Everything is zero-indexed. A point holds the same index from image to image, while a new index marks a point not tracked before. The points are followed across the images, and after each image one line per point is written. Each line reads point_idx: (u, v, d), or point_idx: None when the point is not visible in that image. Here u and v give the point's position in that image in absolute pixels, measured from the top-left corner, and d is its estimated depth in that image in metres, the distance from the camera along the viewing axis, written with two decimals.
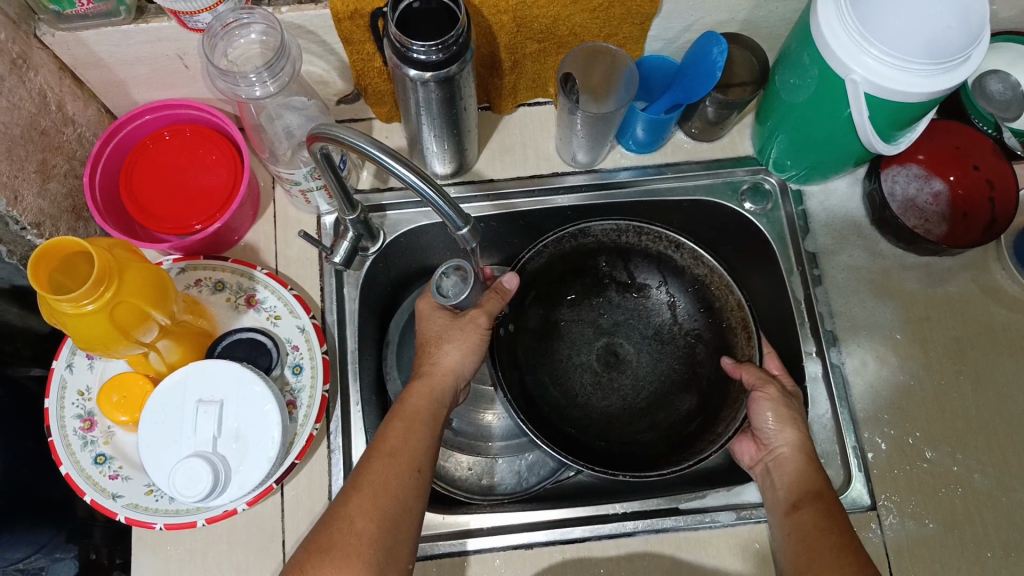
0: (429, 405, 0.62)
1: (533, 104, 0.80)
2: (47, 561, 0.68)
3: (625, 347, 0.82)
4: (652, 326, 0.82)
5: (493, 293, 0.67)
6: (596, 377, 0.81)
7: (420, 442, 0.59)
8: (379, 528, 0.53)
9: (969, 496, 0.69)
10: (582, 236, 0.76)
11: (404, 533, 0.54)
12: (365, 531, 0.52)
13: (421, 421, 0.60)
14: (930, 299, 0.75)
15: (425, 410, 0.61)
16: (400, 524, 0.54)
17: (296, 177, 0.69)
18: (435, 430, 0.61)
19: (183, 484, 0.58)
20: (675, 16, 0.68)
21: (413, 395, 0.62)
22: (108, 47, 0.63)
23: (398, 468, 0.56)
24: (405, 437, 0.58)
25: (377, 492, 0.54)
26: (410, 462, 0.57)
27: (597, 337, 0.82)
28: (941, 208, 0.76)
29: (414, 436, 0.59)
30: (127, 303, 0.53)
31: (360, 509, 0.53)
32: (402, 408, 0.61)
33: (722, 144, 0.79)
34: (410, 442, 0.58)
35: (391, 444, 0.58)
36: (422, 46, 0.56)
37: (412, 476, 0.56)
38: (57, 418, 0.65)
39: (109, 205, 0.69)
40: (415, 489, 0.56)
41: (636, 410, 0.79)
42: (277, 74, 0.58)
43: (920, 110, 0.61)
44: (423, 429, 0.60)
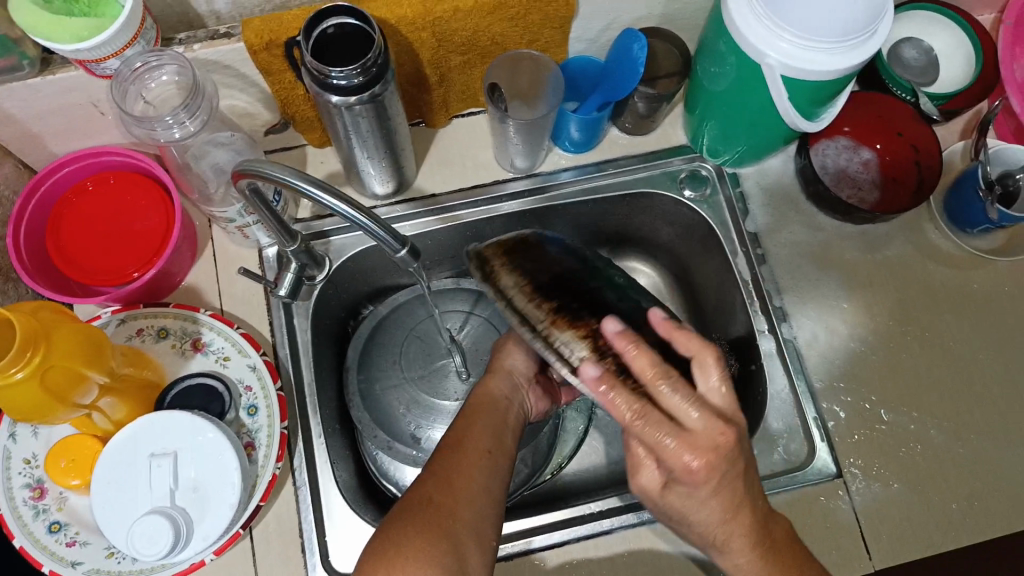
0: (493, 403, 0.64)
1: (465, 114, 0.80)
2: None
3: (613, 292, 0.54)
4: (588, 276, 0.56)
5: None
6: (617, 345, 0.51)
7: (488, 430, 0.61)
8: (459, 504, 0.53)
9: (927, 452, 0.70)
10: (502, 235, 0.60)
11: (481, 511, 0.54)
12: (442, 511, 0.52)
13: (487, 414, 0.63)
14: (871, 265, 0.77)
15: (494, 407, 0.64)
16: (481, 504, 0.54)
17: (230, 215, 0.67)
18: (501, 426, 0.62)
19: (143, 544, 0.57)
20: (593, 16, 0.69)
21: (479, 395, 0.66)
22: (17, 102, 0.61)
23: (471, 451, 0.58)
24: (474, 426, 0.61)
25: (455, 470, 0.56)
26: (482, 446, 0.59)
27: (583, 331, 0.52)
28: (871, 176, 0.78)
29: (484, 423, 0.61)
30: (59, 367, 0.51)
31: (439, 489, 0.54)
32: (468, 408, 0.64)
33: (656, 136, 0.80)
34: (478, 428, 0.61)
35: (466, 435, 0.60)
36: (342, 71, 0.55)
37: (485, 455, 0.58)
38: (4, 490, 0.62)
39: (39, 263, 0.66)
40: (489, 475, 0.57)
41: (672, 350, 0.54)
42: (196, 113, 0.56)
43: (835, 87, 0.62)
44: (488, 422, 0.62)
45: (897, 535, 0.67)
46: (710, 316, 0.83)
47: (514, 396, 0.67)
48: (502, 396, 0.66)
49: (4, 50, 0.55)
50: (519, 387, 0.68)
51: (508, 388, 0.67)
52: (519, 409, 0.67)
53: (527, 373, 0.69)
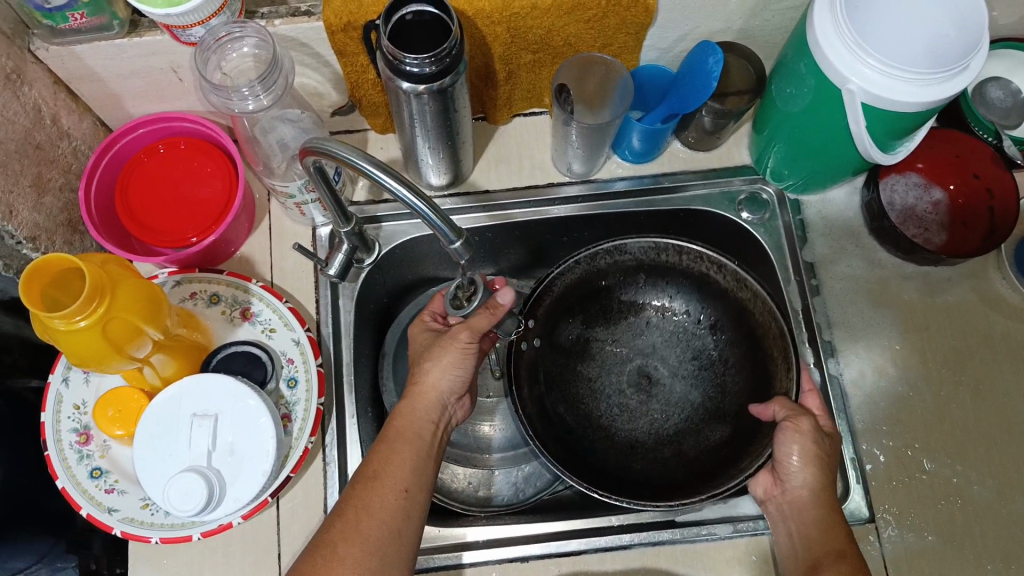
0: (417, 424, 0.61)
1: (528, 114, 0.79)
2: (49, 570, 0.68)
3: (659, 369, 0.79)
4: (690, 350, 0.78)
5: (484, 310, 0.62)
6: (625, 400, 0.78)
7: (407, 462, 0.58)
8: (351, 557, 0.53)
9: (968, 507, 0.68)
10: (617, 253, 0.75)
11: (393, 552, 0.54)
12: (352, 552, 0.53)
13: (409, 442, 0.60)
14: (929, 308, 0.75)
15: (415, 432, 0.61)
16: (385, 553, 0.54)
17: (291, 190, 0.69)
18: (420, 456, 0.60)
19: (178, 499, 0.58)
20: (670, 26, 0.68)
21: (401, 416, 0.62)
22: (102, 61, 0.63)
23: (384, 492, 0.56)
24: (393, 458, 0.58)
25: (361, 517, 0.55)
26: (398, 482, 0.57)
27: (632, 359, 0.79)
28: (940, 217, 0.75)
29: (401, 455, 0.59)
30: (120, 318, 0.53)
31: (343, 538, 0.54)
32: (390, 430, 0.61)
33: (719, 153, 0.79)
34: (396, 461, 0.58)
35: (382, 469, 0.57)
36: (416, 59, 0.55)
37: (399, 497, 0.56)
38: (53, 432, 0.65)
39: (105, 218, 0.69)
40: (407, 512, 0.56)
41: (663, 437, 0.75)
42: (271, 87, 0.57)
43: (916, 120, 0.60)
44: (411, 450, 0.59)
45: None
46: None
47: (442, 418, 0.64)
48: (430, 420, 0.62)
49: (97, 9, 0.57)
50: (447, 406, 0.64)
51: (435, 413, 0.63)
52: (444, 429, 0.64)
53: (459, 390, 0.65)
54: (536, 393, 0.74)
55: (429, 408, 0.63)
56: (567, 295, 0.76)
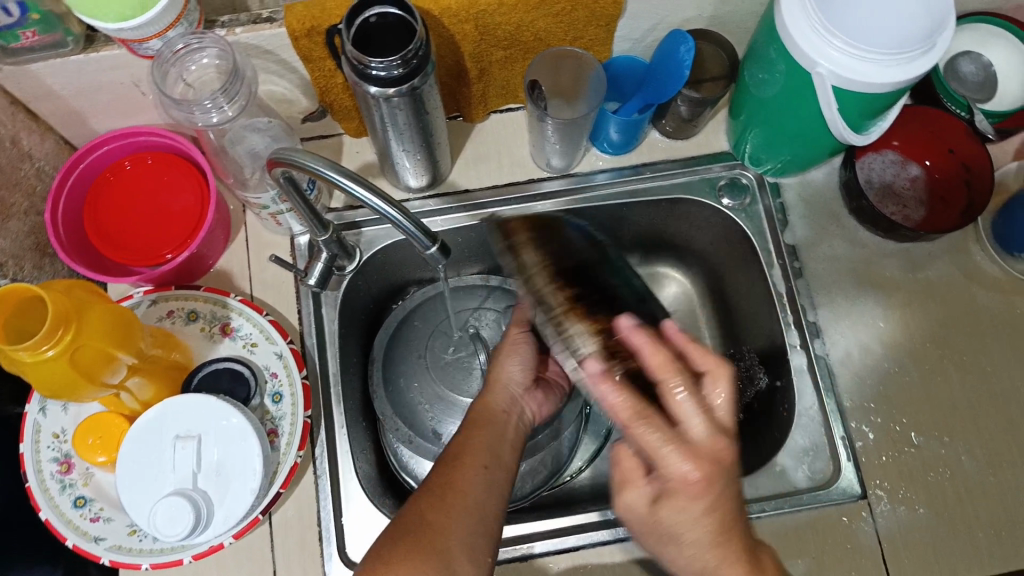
0: (495, 413, 0.62)
1: (503, 111, 0.78)
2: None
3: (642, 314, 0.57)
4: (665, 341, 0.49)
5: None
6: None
7: (487, 444, 0.59)
8: (451, 528, 0.52)
9: (959, 479, 0.68)
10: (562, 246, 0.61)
11: (480, 527, 0.53)
12: (435, 523, 0.52)
13: (485, 428, 0.61)
14: (912, 284, 0.75)
15: (496, 421, 0.62)
16: (474, 524, 0.53)
17: (264, 201, 0.67)
18: (499, 439, 0.60)
19: (166, 524, 0.57)
20: (641, 15, 0.67)
21: (481, 404, 0.63)
22: (60, 79, 0.61)
23: (467, 469, 0.56)
24: (472, 441, 0.59)
25: (449, 491, 0.54)
26: (478, 460, 0.57)
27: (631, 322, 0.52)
28: (918, 193, 0.75)
29: (480, 438, 0.59)
30: (89, 346, 0.51)
31: (431, 509, 0.53)
32: (470, 418, 0.62)
33: (697, 141, 0.78)
34: (476, 443, 0.58)
35: (463, 449, 0.58)
36: (383, 62, 0.54)
37: (481, 472, 0.56)
38: (33, 463, 0.63)
39: (75, 240, 0.67)
40: (493, 488, 0.56)
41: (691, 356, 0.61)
42: (234, 97, 0.56)
43: (888, 100, 0.60)
44: (487, 433, 0.60)
45: (922, 563, 0.66)
46: (743, 328, 0.81)
47: (514, 407, 0.64)
48: (504, 409, 0.63)
49: (49, 26, 0.55)
50: (518, 397, 0.65)
51: (507, 402, 0.64)
52: (520, 421, 0.64)
53: (524, 381, 0.66)
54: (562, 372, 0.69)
55: (501, 398, 0.64)
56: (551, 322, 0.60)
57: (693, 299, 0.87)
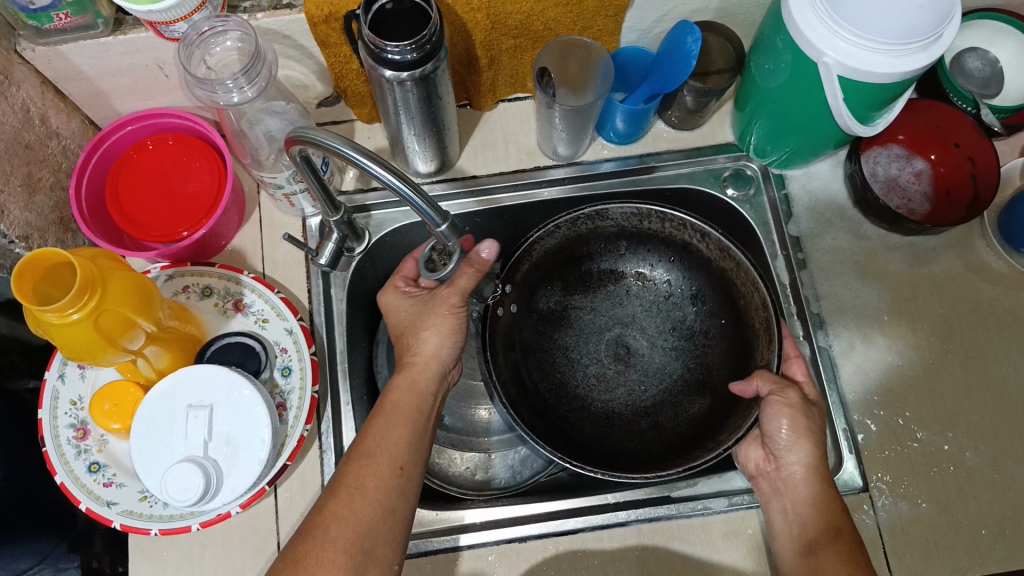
0: (414, 399, 0.63)
1: (512, 99, 0.80)
2: (53, 570, 0.69)
3: (637, 339, 0.79)
4: (670, 320, 0.79)
5: (467, 267, 0.62)
6: (603, 369, 0.78)
7: (398, 433, 0.60)
8: (348, 530, 0.54)
9: (960, 474, 0.69)
10: (599, 219, 0.76)
11: (387, 532, 0.55)
12: (342, 535, 0.54)
13: (405, 417, 0.61)
14: (916, 278, 0.75)
15: (408, 403, 0.62)
16: (379, 523, 0.55)
17: (278, 182, 0.70)
18: (416, 429, 0.61)
19: (176, 489, 0.59)
20: (650, 7, 0.68)
21: (396, 390, 0.63)
22: (89, 59, 0.64)
23: (379, 468, 0.57)
24: (388, 433, 0.59)
25: (353, 492, 0.56)
26: (394, 458, 0.58)
27: (609, 327, 0.80)
28: (923, 187, 0.76)
29: (392, 429, 0.60)
30: (111, 310, 0.53)
31: (331, 512, 0.55)
32: (385, 404, 0.62)
33: (703, 131, 0.79)
34: (393, 437, 0.59)
35: (373, 444, 0.59)
36: (396, 46, 0.56)
37: (395, 473, 0.58)
38: (50, 428, 0.66)
39: (97, 216, 0.70)
40: (403, 487, 0.58)
41: (641, 408, 0.77)
42: (254, 79, 0.58)
43: (892, 92, 0.61)
44: (406, 424, 0.61)
45: (919, 553, 0.66)
46: None
47: (441, 388, 0.65)
48: (428, 390, 0.64)
49: (82, 8, 0.58)
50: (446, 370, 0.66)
51: (435, 381, 0.65)
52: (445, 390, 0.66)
53: (455, 355, 0.66)
54: (511, 360, 0.75)
55: (425, 376, 0.64)
56: (548, 256, 0.77)
57: None
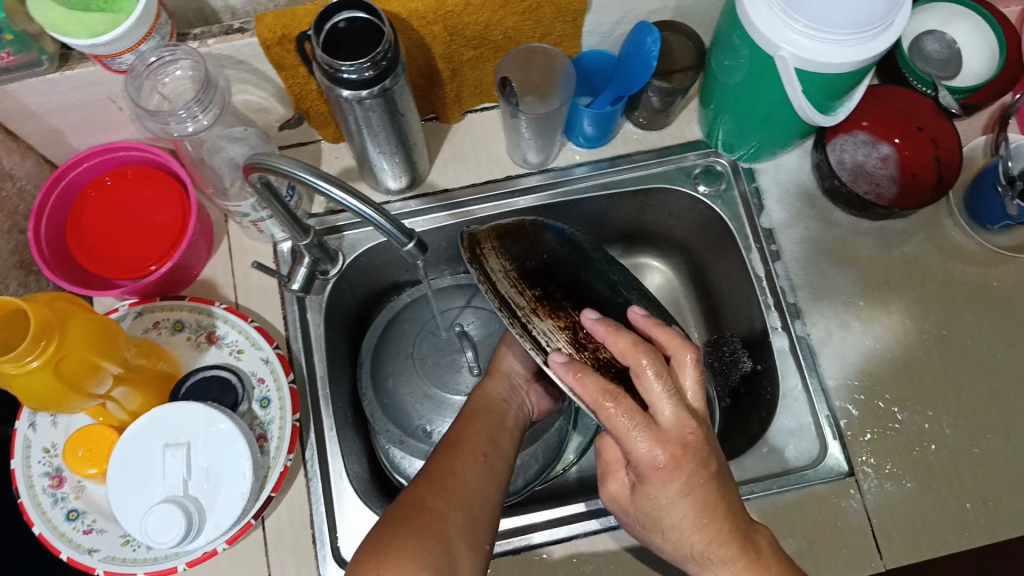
0: (491, 412, 0.65)
1: (479, 110, 0.80)
2: None
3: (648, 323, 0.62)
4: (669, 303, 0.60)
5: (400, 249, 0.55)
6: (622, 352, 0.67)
7: (485, 432, 0.62)
8: (453, 508, 0.54)
9: (943, 452, 0.69)
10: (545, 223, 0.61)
11: (480, 517, 0.55)
12: (431, 515, 0.53)
13: (484, 418, 0.64)
14: (888, 262, 0.76)
15: (492, 409, 0.65)
16: (476, 506, 0.55)
17: (244, 209, 0.68)
18: (493, 432, 0.63)
19: (156, 531, 0.58)
20: (607, 9, 0.68)
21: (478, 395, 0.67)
22: (37, 98, 0.62)
23: (465, 456, 0.59)
24: (469, 429, 0.62)
25: (449, 476, 0.56)
26: (477, 448, 0.60)
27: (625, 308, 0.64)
28: (890, 171, 0.76)
29: (481, 424, 0.63)
30: (72, 356, 0.51)
31: (432, 495, 0.55)
32: (469, 409, 0.65)
33: (670, 131, 0.79)
34: (473, 432, 0.62)
35: (469, 435, 0.61)
36: (352, 65, 0.55)
37: (480, 459, 0.59)
38: (24, 478, 0.64)
39: (59, 256, 0.68)
40: (493, 479, 0.58)
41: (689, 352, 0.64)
42: (208, 107, 0.56)
43: (850, 81, 0.61)
44: (486, 424, 0.63)
45: (909, 533, 0.66)
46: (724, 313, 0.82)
47: (512, 399, 0.68)
48: (502, 397, 0.67)
49: (24, 46, 0.56)
50: (517, 386, 0.69)
51: (507, 391, 0.68)
52: (518, 410, 0.68)
53: (524, 373, 0.70)
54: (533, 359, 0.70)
55: (497, 387, 0.68)
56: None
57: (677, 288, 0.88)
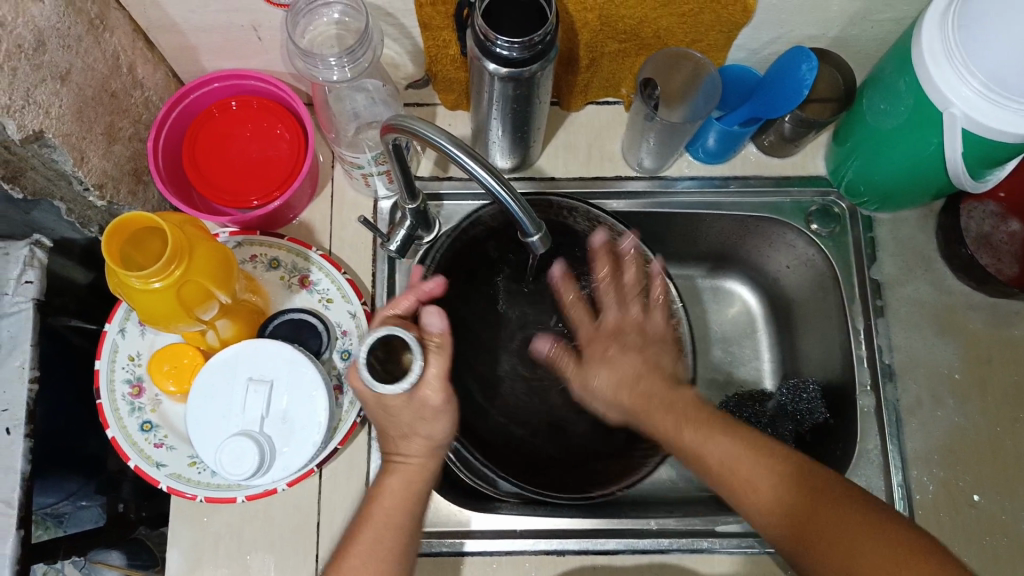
0: (402, 509, 0.56)
1: (602, 103, 0.77)
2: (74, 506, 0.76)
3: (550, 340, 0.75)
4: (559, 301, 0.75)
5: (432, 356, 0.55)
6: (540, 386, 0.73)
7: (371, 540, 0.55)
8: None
9: (1015, 546, 0.67)
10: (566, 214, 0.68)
11: None
12: None
13: (396, 528, 0.56)
14: (995, 341, 0.73)
15: (394, 517, 0.56)
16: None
17: (359, 161, 0.68)
18: (399, 535, 0.55)
19: (230, 463, 0.58)
20: (765, 26, 0.65)
21: (385, 494, 0.57)
22: (185, 14, 0.62)
23: None
24: (365, 544, 0.55)
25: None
26: (380, 573, 0.54)
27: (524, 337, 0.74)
28: (1015, 249, 0.72)
29: (366, 537, 0.55)
30: (193, 281, 0.52)
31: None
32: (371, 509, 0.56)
33: (793, 160, 0.77)
34: (363, 544, 0.55)
35: (347, 561, 0.54)
36: (507, 42, 0.54)
37: None
38: (106, 381, 0.65)
39: (171, 172, 0.68)
40: None
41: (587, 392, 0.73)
42: (357, 60, 0.55)
43: (1014, 152, 0.58)
44: (391, 534, 0.55)
45: None
46: (806, 356, 0.80)
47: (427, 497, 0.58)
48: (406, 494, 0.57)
49: None
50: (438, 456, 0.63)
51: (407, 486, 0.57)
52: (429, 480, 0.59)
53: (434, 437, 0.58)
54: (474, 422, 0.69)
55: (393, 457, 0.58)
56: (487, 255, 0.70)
57: (758, 319, 0.86)
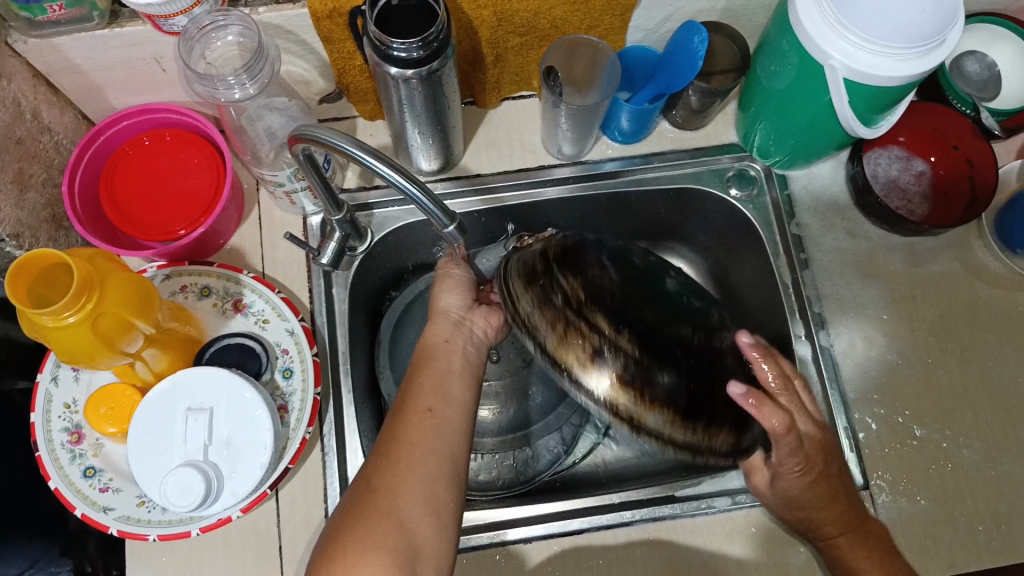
0: (445, 348, 0.61)
1: (517, 97, 0.79)
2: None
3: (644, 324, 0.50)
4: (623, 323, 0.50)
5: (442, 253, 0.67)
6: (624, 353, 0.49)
7: (431, 383, 0.58)
8: (401, 487, 0.52)
9: (959, 472, 0.70)
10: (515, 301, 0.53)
11: (439, 465, 0.53)
12: (404, 480, 0.52)
13: (438, 365, 0.60)
14: (916, 279, 0.76)
15: (440, 358, 0.60)
16: (435, 468, 0.53)
17: (280, 179, 0.68)
18: (445, 371, 0.59)
19: (176, 495, 0.58)
20: (656, 6, 0.68)
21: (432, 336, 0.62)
22: (82, 54, 0.62)
23: (409, 417, 0.55)
24: (415, 384, 0.58)
25: (396, 446, 0.54)
26: (421, 403, 0.56)
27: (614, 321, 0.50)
28: (923, 188, 0.76)
29: (426, 380, 0.58)
30: (108, 312, 0.52)
31: (379, 473, 0.53)
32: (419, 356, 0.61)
33: (707, 131, 0.79)
34: (419, 386, 0.58)
35: (416, 383, 0.58)
36: (403, 44, 0.55)
37: (427, 415, 0.55)
38: (43, 432, 0.64)
39: (91, 214, 0.68)
40: (453, 412, 0.56)
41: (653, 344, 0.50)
42: (257, 76, 0.56)
43: (894, 96, 0.62)
44: (435, 370, 0.59)
45: (920, 550, 0.67)
46: (745, 317, 0.83)
47: (457, 334, 0.63)
48: (443, 340, 0.62)
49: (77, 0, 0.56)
50: (463, 322, 0.63)
51: (450, 330, 0.62)
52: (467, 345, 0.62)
53: (462, 305, 0.64)
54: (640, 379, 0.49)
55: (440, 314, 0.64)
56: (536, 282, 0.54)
57: None
